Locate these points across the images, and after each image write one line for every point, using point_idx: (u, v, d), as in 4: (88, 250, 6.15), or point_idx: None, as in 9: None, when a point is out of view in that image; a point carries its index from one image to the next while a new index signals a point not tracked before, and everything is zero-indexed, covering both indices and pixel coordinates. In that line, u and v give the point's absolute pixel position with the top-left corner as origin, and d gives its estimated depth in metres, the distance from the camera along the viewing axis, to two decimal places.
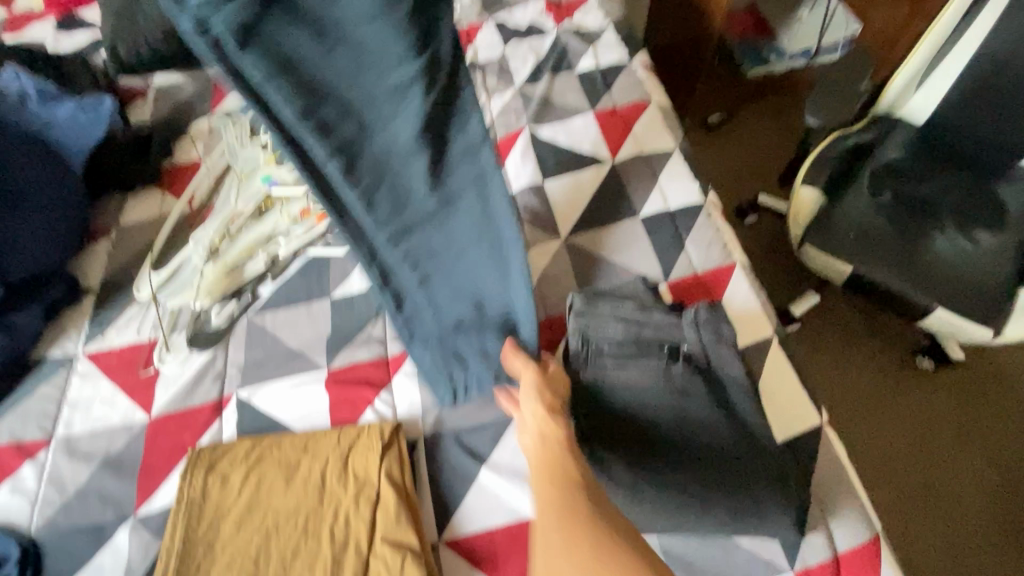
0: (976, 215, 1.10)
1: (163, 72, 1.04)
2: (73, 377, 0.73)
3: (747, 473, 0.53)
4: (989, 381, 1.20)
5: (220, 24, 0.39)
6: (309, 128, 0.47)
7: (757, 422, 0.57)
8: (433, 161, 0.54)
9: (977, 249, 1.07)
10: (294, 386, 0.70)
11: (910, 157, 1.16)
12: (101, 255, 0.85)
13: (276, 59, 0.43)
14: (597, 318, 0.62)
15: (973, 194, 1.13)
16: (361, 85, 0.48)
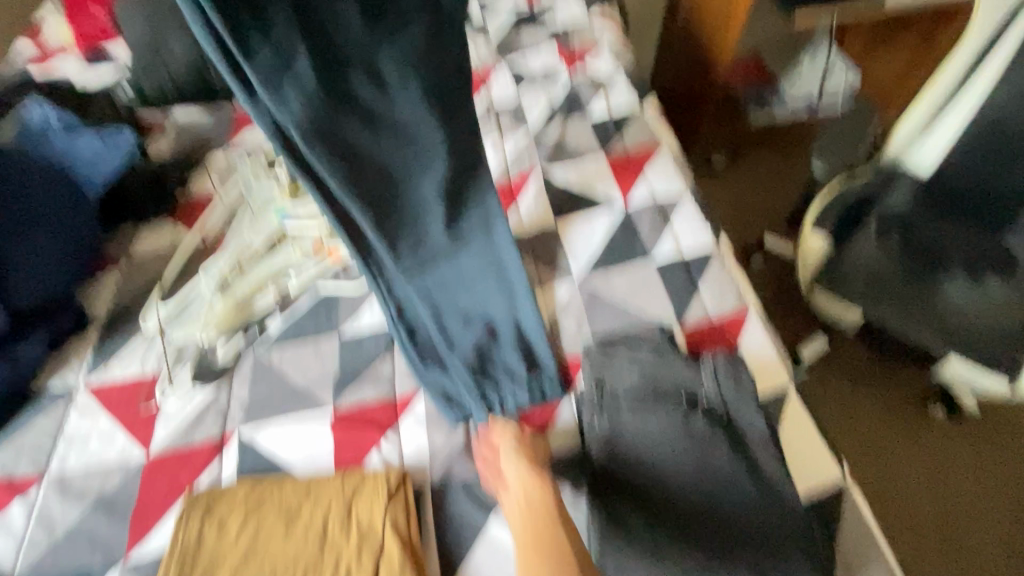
0: (990, 261, 1.08)
1: (184, 106, 1.06)
2: (71, 410, 0.71)
3: (771, 533, 0.51)
4: (1005, 425, 1.18)
5: (288, 118, 0.57)
6: (349, 194, 0.63)
7: (782, 479, 0.54)
8: (446, 214, 0.71)
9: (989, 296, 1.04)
10: (298, 427, 0.68)
11: (919, 201, 1.15)
12: (110, 286, 0.84)
13: (325, 141, 0.60)
14: (611, 366, 0.63)
15: (985, 240, 1.11)
16: (401, 164, 0.66)
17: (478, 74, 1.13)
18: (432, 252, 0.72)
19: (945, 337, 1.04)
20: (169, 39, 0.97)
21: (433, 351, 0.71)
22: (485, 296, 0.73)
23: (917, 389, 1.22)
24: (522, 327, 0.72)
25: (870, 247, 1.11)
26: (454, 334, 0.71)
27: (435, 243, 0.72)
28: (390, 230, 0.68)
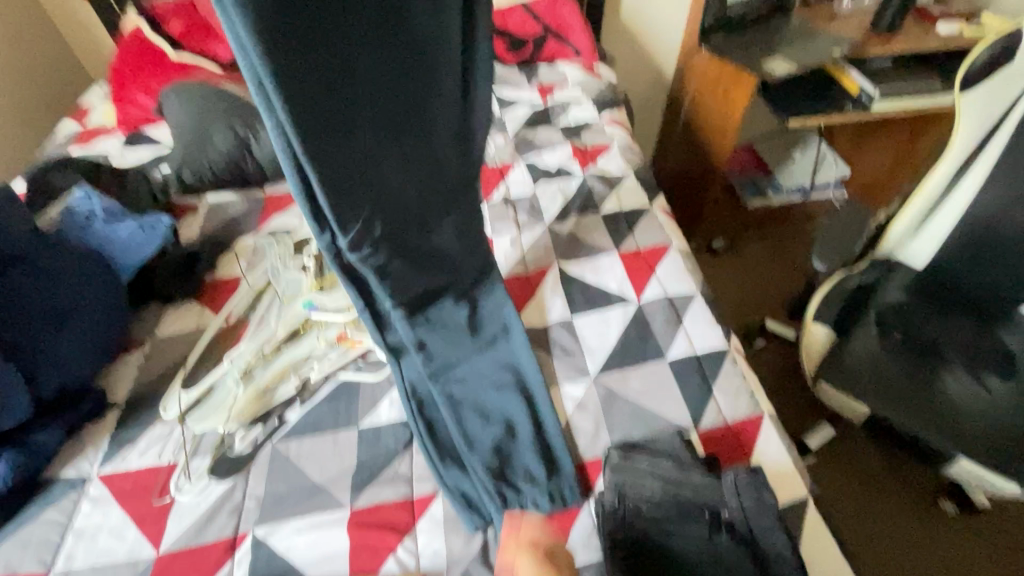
0: (985, 359, 1.14)
1: (217, 191, 1.09)
2: (83, 502, 0.70)
3: None
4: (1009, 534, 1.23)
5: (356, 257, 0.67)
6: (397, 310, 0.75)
7: None
8: (472, 319, 0.83)
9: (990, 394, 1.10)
10: (313, 528, 0.67)
11: (914, 300, 1.23)
12: (132, 369, 0.84)
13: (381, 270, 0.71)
14: (633, 475, 0.63)
15: (978, 338, 1.18)
16: (437, 277, 0.80)
17: (497, 168, 1.20)
18: (450, 349, 0.80)
19: (957, 436, 1.05)
20: (214, 133, 1.06)
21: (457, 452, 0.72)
22: (502, 389, 0.77)
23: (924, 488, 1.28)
24: (540, 428, 0.74)
25: (870, 344, 1.17)
26: (473, 431, 0.73)
27: (454, 342, 0.81)
28: (418, 329, 0.79)
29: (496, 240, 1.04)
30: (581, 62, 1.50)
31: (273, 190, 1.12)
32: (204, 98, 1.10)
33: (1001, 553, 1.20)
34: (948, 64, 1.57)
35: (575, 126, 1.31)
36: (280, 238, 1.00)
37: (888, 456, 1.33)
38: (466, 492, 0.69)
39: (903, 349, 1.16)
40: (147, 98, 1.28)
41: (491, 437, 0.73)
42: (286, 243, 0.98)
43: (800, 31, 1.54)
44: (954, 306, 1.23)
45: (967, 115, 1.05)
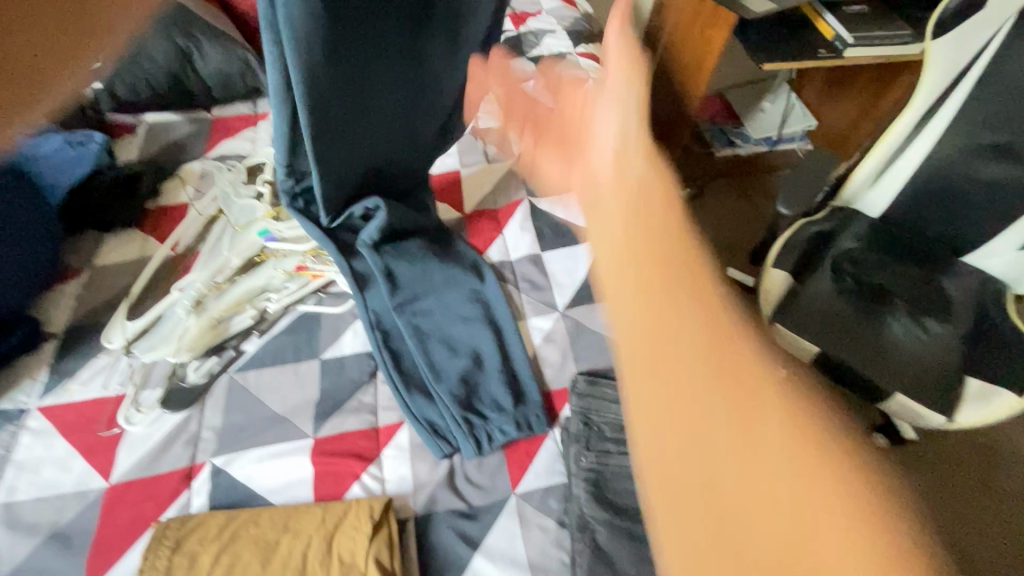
0: (928, 305, 1.18)
1: (158, 111, 1.01)
2: (22, 434, 0.66)
3: None
4: None
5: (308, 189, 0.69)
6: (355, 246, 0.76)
7: None
8: (440, 253, 0.81)
9: (930, 336, 1.14)
10: (275, 457, 0.66)
11: (870, 246, 1.25)
12: (70, 299, 0.78)
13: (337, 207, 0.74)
14: (599, 400, 0.65)
15: (923, 284, 1.21)
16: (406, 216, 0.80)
17: None
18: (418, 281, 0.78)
19: (896, 373, 1.09)
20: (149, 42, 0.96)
21: (426, 382, 0.71)
22: (472, 323, 0.76)
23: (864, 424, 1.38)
24: (510, 360, 0.74)
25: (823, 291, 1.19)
26: (441, 362, 0.72)
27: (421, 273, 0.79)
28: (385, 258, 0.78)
29: (464, 173, 1.00)
30: None
31: (221, 113, 1.03)
32: None
33: None
34: (921, 14, 1.56)
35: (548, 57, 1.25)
36: (232, 164, 0.93)
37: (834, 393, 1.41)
38: (433, 421, 0.68)
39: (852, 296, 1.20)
40: None
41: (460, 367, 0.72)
42: (237, 169, 0.91)
43: None
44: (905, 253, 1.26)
45: (933, 64, 1.04)
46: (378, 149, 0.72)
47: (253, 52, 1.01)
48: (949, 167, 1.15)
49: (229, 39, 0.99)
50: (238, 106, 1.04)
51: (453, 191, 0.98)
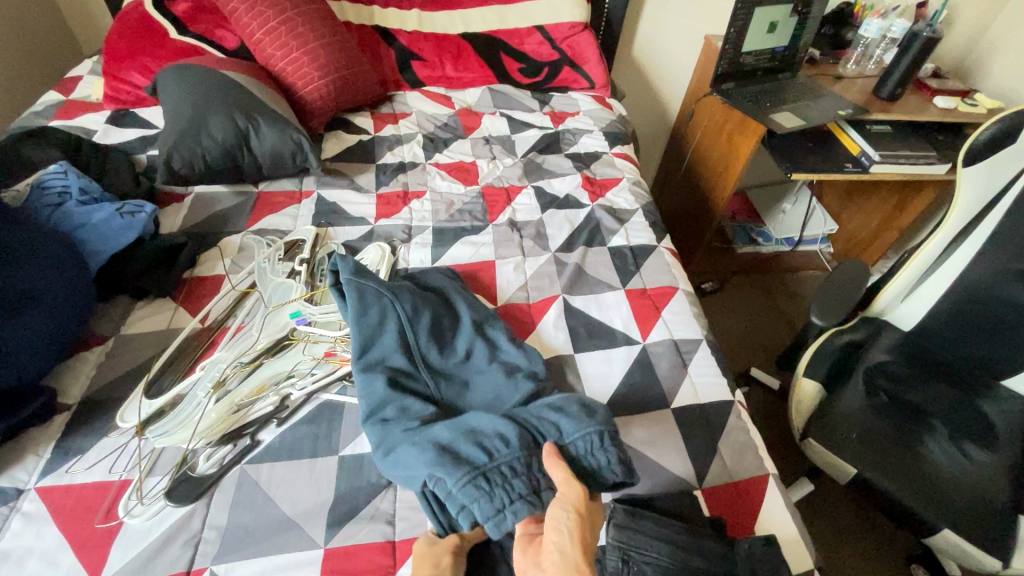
0: (969, 430, 1.13)
1: (207, 184, 1.04)
2: (14, 519, 0.61)
3: None
4: None
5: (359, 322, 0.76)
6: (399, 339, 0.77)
7: None
8: (488, 348, 0.80)
9: (975, 466, 1.07)
10: (280, 569, 0.60)
11: (901, 363, 1.24)
12: (91, 369, 0.76)
13: (379, 316, 0.77)
14: (638, 536, 0.59)
15: (962, 408, 1.17)
16: (439, 313, 0.81)
17: (505, 189, 1.17)
18: (454, 373, 0.77)
19: (944, 508, 1.01)
20: (211, 119, 0.99)
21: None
22: None
23: (898, 554, 1.28)
24: None
25: (852, 406, 1.16)
26: (480, 425, 0.64)
27: (458, 366, 0.77)
28: (424, 356, 0.76)
29: (499, 264, 1.00)
30: (593, 93, 1.51)
31: (267, 188, 1.07)
32: (203, 82, 1.03)
33: None
34: (942, 136, 1.62)
35: (584, 155, 1.29)
36: (272, 239, 0.96)
37: (865, 515, 1.35)
38: (430, 485, 0.59)
39: (891, 416, 1.15)
40: (143, 77, 1.21)
41: (484, 430, 0.64)
42: (278, 245, 0.94)
43: (807, 89, 1.58)
44: (939, 373, 1.24)
45: (966, 190, 1.10)
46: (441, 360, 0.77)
47: (306, 135, 1.06)
48: (982, 288, 1.17)
49: (285, 122, 1.04)
50: (285, 184, 1.09)
51: (484, 281, 0.97)
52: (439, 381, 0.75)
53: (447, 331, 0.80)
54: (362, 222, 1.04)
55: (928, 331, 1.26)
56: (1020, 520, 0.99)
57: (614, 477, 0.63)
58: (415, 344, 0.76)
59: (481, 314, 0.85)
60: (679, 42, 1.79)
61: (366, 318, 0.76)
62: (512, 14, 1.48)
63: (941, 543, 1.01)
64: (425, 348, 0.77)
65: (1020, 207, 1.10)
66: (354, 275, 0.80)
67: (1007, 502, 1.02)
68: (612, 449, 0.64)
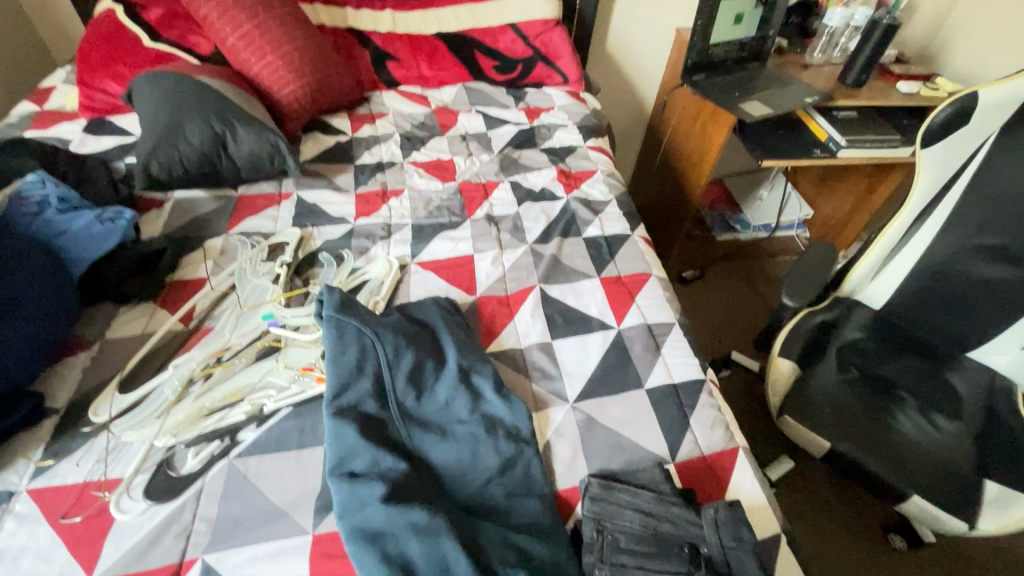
0: (937, 401, 1.18)
1: (186, 189, 1.05)
2: (7, 520, 0.63)
3: None
4: (957, 569, 1.28)
5: (335, 364, 0.74)
6: (377, 382, 0.74)
7: None
8: (469, 395, 0.76)
9: (942, 435, 1.12)
10: (270, 554, 0.62)
11: (872, 339, 1.28)
12: (77, 373, 0.77)
13: (359, 356, 0.75)
14: (611, 506, 0.63)
15: (930, 380, 1.22)
16: (421, 352, 0.78)
17: (482, 185, 1.19)
18: (433, 421, 0.74)
19: (911, 477, 1.06)
20: (187, 125, 1.00)
21: (442, 477, 0.69)
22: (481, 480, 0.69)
23: (875, 524, 1.33)
24: (520, 456, 0.71)
25: (824, 382, 1.21)
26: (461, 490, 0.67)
27: (437, 415, 0.74)
28: (402, 403, 0.74)
29: (477, 258, 1.02)
30: (567, 88, 1.54)
31: (246, 191, 1.09)
32: (178, 88, 1.04)
33: None
34: (907, 119, 1.68)
35: (559, 148, 1.32)
36: (254, 241, 0.98)
37: (843, 486, 1.40)
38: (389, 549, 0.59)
39: (864, 391, 1.20)
40: (117, 85, 1.21)
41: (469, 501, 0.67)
42: (260, 247, 0.96)
43: (776, 79, 1.62)
44: (907, 347, 1.29)
45: (926, 168, 1.13)
46: (418, 412, 0.74)
47: (283, 138, 1.07)
48: (945, 265, 1.22)
49: (262, 125, 1.05)
50: (263, 186, 1.10)
51: (463, 275, 0.99)
52: (412, 428, 0.72)
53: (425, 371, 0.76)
54: (342, 221, 1.06)
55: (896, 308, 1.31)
56: (984, 482, 1.04)
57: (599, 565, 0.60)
58: (391, 389, 0.74)
59: (458, 326, 0.86)
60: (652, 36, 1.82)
61: (344, 357, 0.74)
62: (484, 11, 1.50)
63: (912, 509, 1.06)
64: (400, 392, 0.74)
65: (977, 186, 1.15)
66: (337, 309, 0.78)
67: (973, 469, 1.07)
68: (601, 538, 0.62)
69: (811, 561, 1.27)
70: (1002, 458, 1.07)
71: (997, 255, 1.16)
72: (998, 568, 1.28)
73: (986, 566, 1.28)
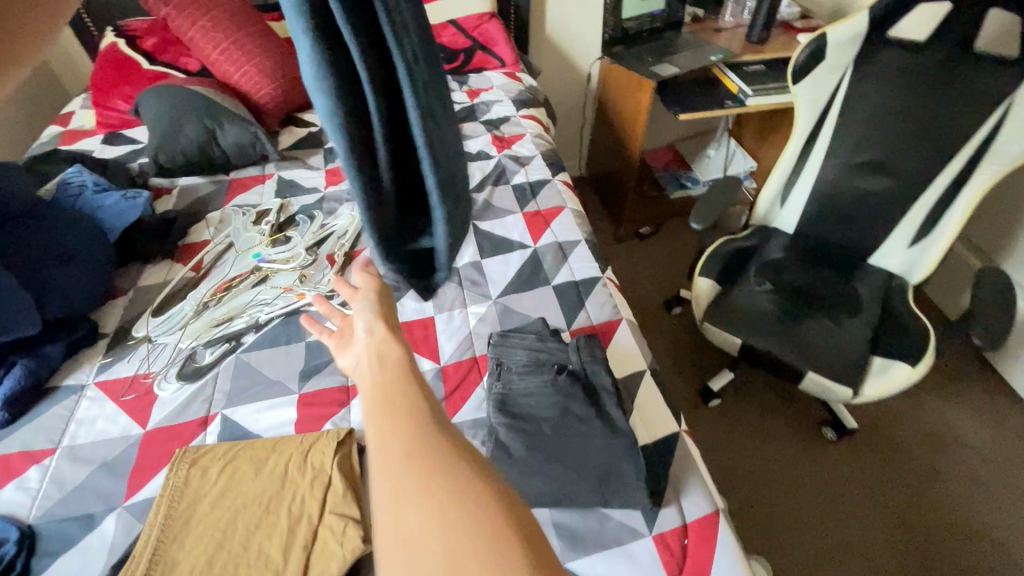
0: (836, 305, 1.42)
1: (189, 176, 1.32)
2: (82, 400, 0.88)
3: (599, 456, 0.72)
4: (883, 448, 1.52)
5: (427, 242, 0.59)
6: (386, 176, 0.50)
7: (626, 424, 0.75)
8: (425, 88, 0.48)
9: (839, 328, 1.37)
10: (269, 407, 0.87)
11: (789, 257, 1.52)
12: (119, 308, 1.03)
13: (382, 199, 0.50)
14: (505, 347, 0.86)
15: (837, 289, 1.45)
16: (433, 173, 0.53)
17: None
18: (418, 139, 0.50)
19: (804, 357, 1.33)
20: (184, 126, 1.27)
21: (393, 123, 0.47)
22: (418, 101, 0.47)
23: (812, 422, 1.57)
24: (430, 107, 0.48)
25: (742, 296, 1.46)
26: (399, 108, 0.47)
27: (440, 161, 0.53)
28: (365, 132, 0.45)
29: None
30: (505, 71, 1.81)
31: (236, 175, 1.33)
32: (177, 95, 1.28)
33: (876, 460, 1.50)
34: None
35: (496, 119, 1.58)
36: (246, 209, 1.21)
37: (782, 391, 1.64)
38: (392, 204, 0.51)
39: (777, 299, 1.44)
40: (125, 104, 1.48)
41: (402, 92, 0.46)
42: (250, 213, 1.20)
43: (690, 44, 1.87)
44: (818, 263, 1.52)
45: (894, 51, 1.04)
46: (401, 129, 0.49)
47: (261, 129, 1.33)
48: (832, 185, 1.44)
49: (244, 120, 1.31)
50: (249, 170, 1.35)
51: None
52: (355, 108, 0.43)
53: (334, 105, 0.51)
54: (314, 190, 1.28)
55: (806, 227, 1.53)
56: (872, 357, 1.31)
57: (569, 364, 0.83)
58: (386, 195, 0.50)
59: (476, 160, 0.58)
60: (583, 18, 2.03)
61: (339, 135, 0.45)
62: (428, 12, 1.75)
63: (810, 386, 1.33)
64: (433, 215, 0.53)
65: (843, 114, 1.37)
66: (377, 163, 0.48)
67: (863, 347, 1.33)
68: (573, 349, 0.85)
69: (747, 461, 1.51)
70: (890, 336, 1.33)
71: (874, 169, 1.38)
72: (917, 443, 1.53)
73: (905, 441, 1.53)
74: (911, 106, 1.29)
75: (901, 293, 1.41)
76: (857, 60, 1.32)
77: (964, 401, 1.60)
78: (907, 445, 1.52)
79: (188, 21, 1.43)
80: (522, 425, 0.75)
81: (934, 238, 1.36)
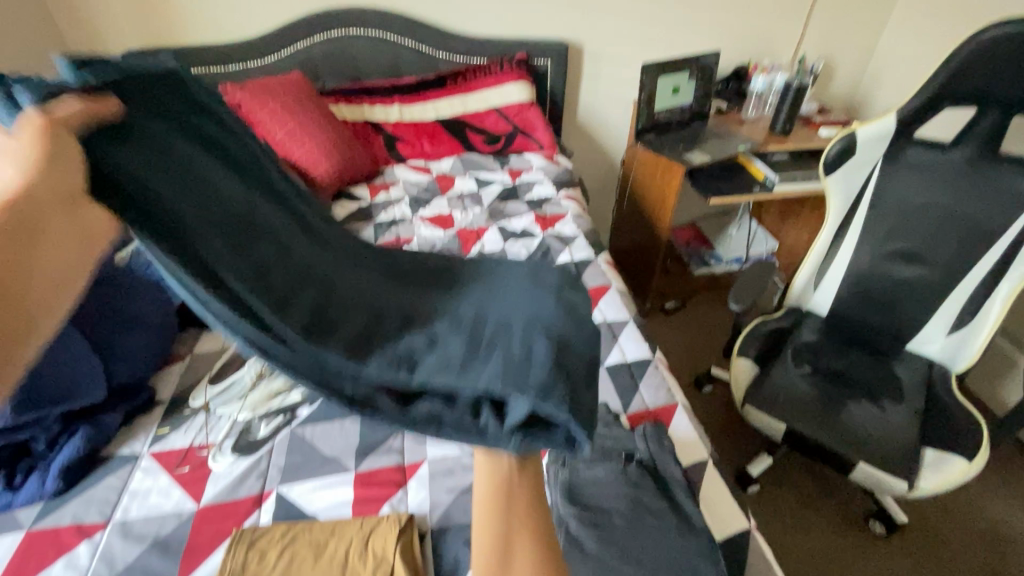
0: (881, 390, 1.40)
1: None
2: (136, 471, 0.87)
3: (679, 556, 0.68)
4: (936, 546, 1.44)
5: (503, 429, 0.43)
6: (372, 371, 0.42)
7: (700, 520, 0.73)
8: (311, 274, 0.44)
9: (887, 415, 1.34)
10: (325, 486, 0.86)
11: (822, 339, 1.53)
12: (175, 375, 1.04)
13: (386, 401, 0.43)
14: None
15: (879, 374, 1.44)
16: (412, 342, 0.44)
17: (475, 230, 1.52)
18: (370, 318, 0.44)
19: (856, 448, 1.29)
20: None
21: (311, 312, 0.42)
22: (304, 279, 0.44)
23: (857, 513, 1.50)
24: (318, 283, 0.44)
25: (783, 378, 1.44)
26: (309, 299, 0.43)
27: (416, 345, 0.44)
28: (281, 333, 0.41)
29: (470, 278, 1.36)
30: (543, 152, 1.90)
31: None
32: None
33: (930, 559, 1.41)
34: None
35: (537, 199, 1.65)
36: None
37: (823, 478, 1.58)
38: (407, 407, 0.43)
39: (819, 384, 1.42)
40: None
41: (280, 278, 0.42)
42: None
43: (717, 134, 1.98)
44: (857, 346, 1.52)
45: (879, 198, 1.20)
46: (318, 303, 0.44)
47: None
48: (868, 272, 1.46)
49: None
50: None
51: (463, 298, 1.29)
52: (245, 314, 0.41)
53: (413, 261, 0.57)
54: None
55: (842, 311, 1.54)
56: (923, 449, 1.27)
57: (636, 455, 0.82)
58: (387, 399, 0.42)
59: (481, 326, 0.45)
60: (613, 107, 2.17)
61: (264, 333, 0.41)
62: (473, 101, 1.89)
63: (861, 476, 1.28)
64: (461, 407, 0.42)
65: (875, 205, 1.42)
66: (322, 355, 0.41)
67: (915, 437, 1.29)
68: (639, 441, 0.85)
69: (792, 555, 1.42)
70: (939, 426, 1.30)
71: (908, 258, 1.41)
72: (971, 539, 1.45)
73: (959, 538, 1.45)
74: (945, 202, 1.34)
75: (946, 382, 1.40)
76: (886, 156, 1.38)
77: (1016, 498, 1.54)
78: (962, 543, 1.44)
79: (258, 105, 1.55)
80: (594, 518, 0.73)
81: (975, 328, 1.36)
